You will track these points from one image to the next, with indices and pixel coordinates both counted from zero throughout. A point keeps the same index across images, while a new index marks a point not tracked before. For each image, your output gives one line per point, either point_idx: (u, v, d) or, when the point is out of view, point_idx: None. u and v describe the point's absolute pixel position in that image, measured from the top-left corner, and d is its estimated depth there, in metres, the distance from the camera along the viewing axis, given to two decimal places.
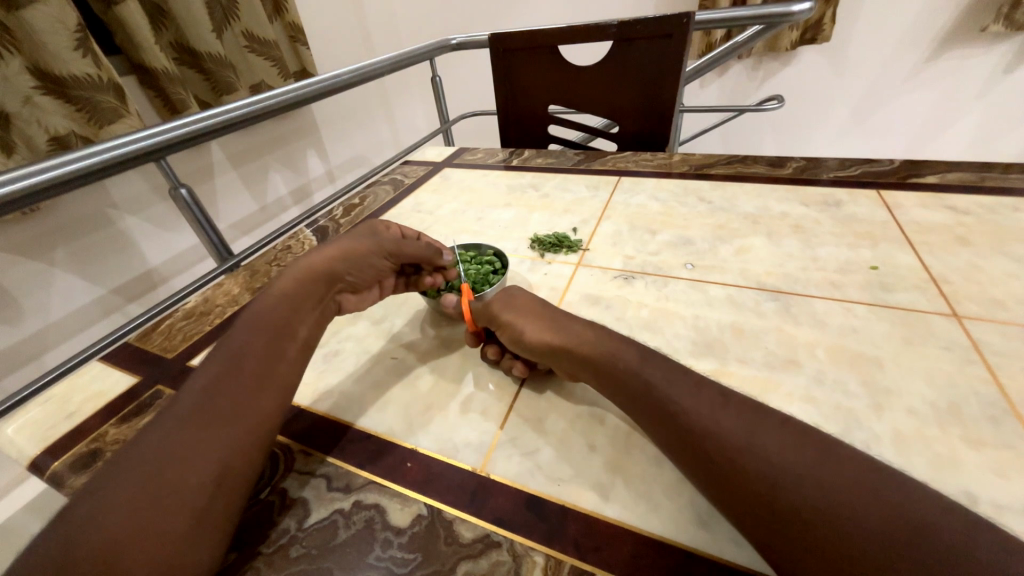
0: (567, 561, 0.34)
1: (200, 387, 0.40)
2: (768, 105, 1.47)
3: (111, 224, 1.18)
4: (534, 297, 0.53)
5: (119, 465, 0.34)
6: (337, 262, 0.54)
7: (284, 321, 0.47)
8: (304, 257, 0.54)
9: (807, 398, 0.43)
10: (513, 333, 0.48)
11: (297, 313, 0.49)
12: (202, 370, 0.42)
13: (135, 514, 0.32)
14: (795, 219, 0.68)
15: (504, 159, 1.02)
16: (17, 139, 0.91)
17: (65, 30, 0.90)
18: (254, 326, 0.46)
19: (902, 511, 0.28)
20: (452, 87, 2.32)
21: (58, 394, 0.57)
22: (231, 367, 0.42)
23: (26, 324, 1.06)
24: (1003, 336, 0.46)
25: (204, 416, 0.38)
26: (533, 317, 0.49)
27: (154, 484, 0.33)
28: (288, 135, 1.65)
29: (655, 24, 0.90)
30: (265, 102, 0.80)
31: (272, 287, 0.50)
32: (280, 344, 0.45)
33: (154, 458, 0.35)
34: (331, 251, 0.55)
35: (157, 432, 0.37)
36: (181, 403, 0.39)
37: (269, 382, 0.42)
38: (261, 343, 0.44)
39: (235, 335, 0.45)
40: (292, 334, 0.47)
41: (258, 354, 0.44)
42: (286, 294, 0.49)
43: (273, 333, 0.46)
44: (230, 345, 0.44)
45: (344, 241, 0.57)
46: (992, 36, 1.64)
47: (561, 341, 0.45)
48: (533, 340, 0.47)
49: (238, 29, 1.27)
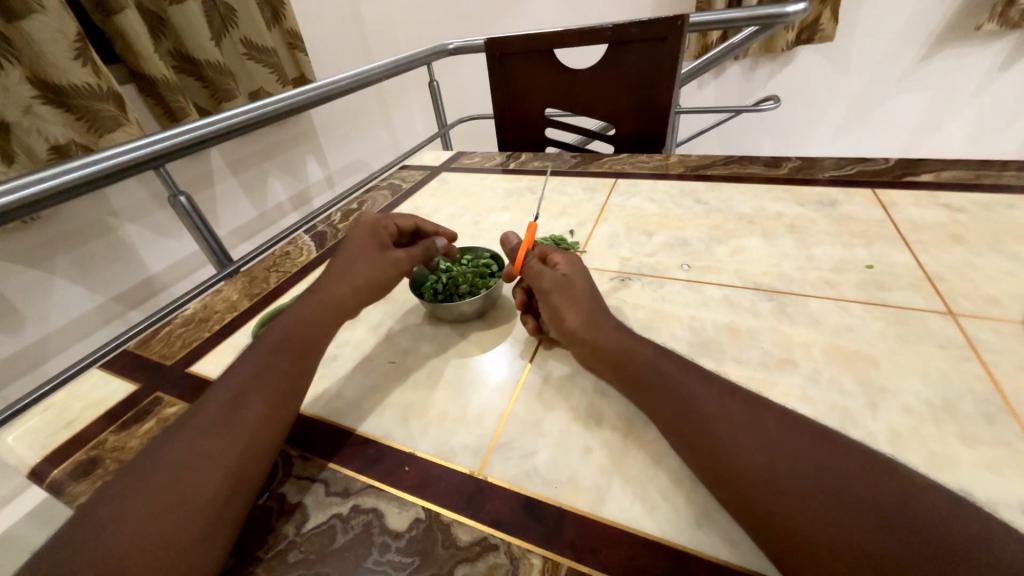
0: (565, 563, 0.34)
1: (222, 395, 0.41)
2: (767, 103, 1.48)
3: (111, 231, 1.18)
4: (591, 285, 0.52)
5: (141, 470, 0.36)
6: (362, 290, 0.54)
7: (307, 337, 0.48)
8: (320, 287, 0.54)
9: (802, 397, 0.43)
10: (554, 314, 0.50)
11: (318, 332, 0.49)
12: (225, 378, 0.43)
13: (153, 517, 0.32)
14: (791, 218, 0.69)
15: (502, 163, 1.03)
16: (17, 148, 0.92)
17: (64, 40, 0.90)
18: (278, 339, 0.47)
19: (892, 506, 0.28)
20: (451, 90, 2.33)
21: (57, 402, 0.57)
22: (252, 377, 0.43)
23: (27, 333, 1.06)
24: (997, 332, 0.46)
25: (225, 423, 0.39)
26: (581, 305, 0.49)
27: (172, 489, 0.34)
28: (287, 142, 1.66)
29: (650, 28, 0.90)
30: (266, 109, 0.80)
31: (297, 305, 0.51)
32: (301, 357, 0.46)
33: (174, 464, 0.36)
34: (350, 275, 0.55)
35: (180, 439, 0.38)
36: (202, 412, 0.40)
37: (284, 392, 0.43)
38: (283, 355, 0.46)
39: (260, 347, 0.46)
40: (311, 348, 0.48)
41: (277, 366, 0.44)
42: (307, 307, 0.51)
43: (295, 347, 0.47)
44: (254, 357, 0.45)
45: (363, 264, 0.56)
46: (986, 34, 1.64)
47: (591, 336, 0.47)
48: (570, 327, 0.48)
49: (236, 37, 1.28)
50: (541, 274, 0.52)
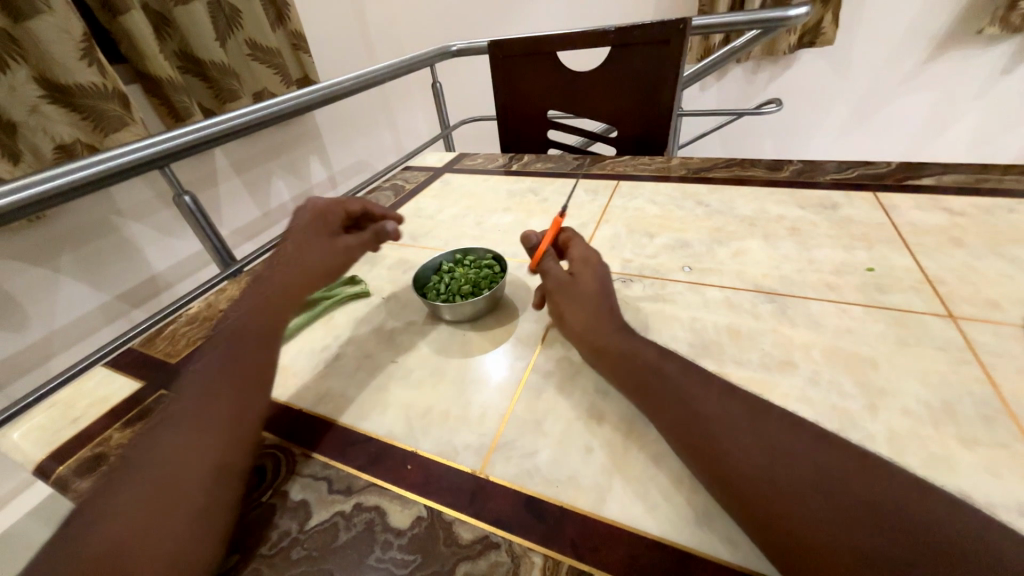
0: (565, 561, 0.35)
1: (192, 393, 0.41)
2: (770, 106, 1.48)
3: (115, 230, 1.19)
4: (598, 284, 0.51)
5: (122, 474, 0.35)
6: (312, 276, 0.54)
7: (268, 326, 0.48)
8: (264, 275, 0.54)
9: (802, 399, 0.43)
10: (557, 312, 0.51)
11: (278, 319, 0.49)
12: (192, 378, 0.43)
13: (141, 513, 0.33)
14: (792, 221, 0.69)
15: (504, 165, 1.03)
16: (23, 147, 0.93)
17: (70, 40, 0.91)
18: (241, 333, 0.47)
19: (889, 505, 0.29)
20: (454, 92, 2.34)
21: (62, 399, 0.57)
22: (220, 371, 0.43)
23: (32, 330, 1.07)
24: (997, 336, 0.46)
25: (200, 417, 0.39)
26: (585, 304, 0.49)
27: (156, 485, 0.34)
28: (291, 142, 1.67)
29: (653, 31, 0.91)
30: (270, 110, 0.81)
31: (252, 299, 0.51)
32: (266, 345, 0.47)
33: (155, 462, 0.36)
34: (302, 264, 0.54)
35: (157, 439, 0.38)
36: (175, 411, 0.40)
37: (259, 385, 0.44)
38: (248, 347, 0.46)
39: (222, 344, 0.46)
40: (275, 336, 0.48)
41: (245, 358, 0.45)
42: (265, 299, 0.51)
43: (258, 337, 0.47)
44: (219, 354, 0.45)
45: (311, 251, 0.56)
46: (988, 38, 1.64)
47: (591, 336, 0.47)
48: (571, 326, 0.49)
49: (241, 38, 1.28)
50: (548, 273, 0.53)
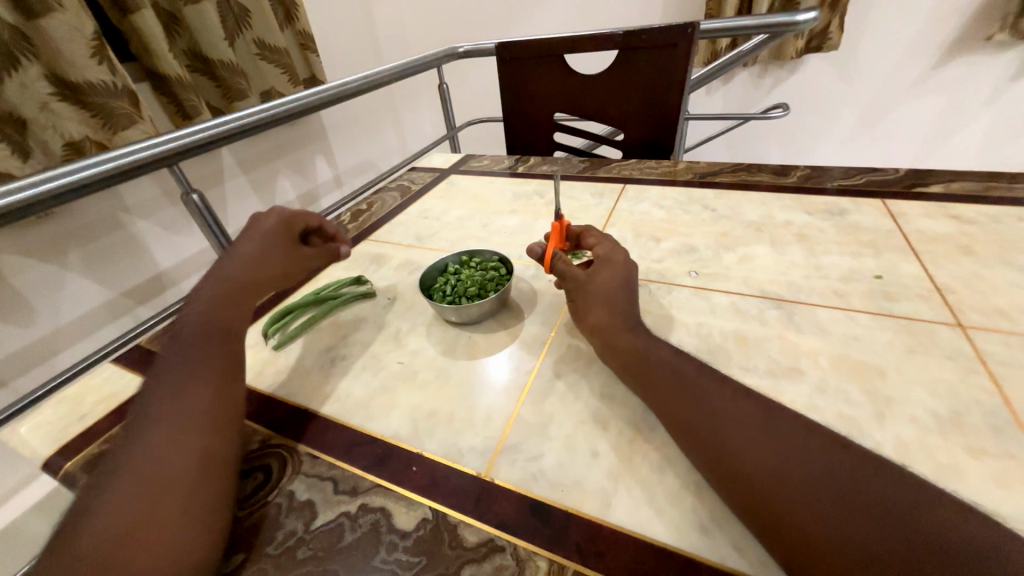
0: (570, 566, 0.35)
1: (159, 392, 0.41)
2: (776, 111, 1.48)
3: (122, 227, 1.20)
4: (618, 283, 0.51)
5: (105, 477, 0.35)
6: (262, 283, 0.55)
7: (225, 324, 0.49)
8: (214, 271, 0.53)
9: (808, 406, 0.43)
10: (577, 310, 0.51)
11: (232, 317, 0.50)
12: (154, 379, 0.43)
13: (137, 510, 0.33)
14: (799, 227, 0.69)
15: (510, 167, 1.03)
16: (33, 144, 0.94)
17: (81, 38, 0.92)
18: (201, 330, 0.47)
19: (895, 515, 0.29)
20: (460, 93, 2.35)
21: (69, 395, 0.58)
22: (186, 369, 0.43)
23: (38, 326, 1.08)
24: (1005, 345, 0.46)
25: (176, 414, 0.39)
26: (604, 304, 0.49)
27: (146, 482, 0.35)
28: (297, 141, 1.68)
29: (661, 34, 0.91)
30: (277, 109, 0.81)
31: (201, 297, 0.51)
32: (227, 342, 0.47)
33: (139, 461, 0.36)
34: (259, 267, 0.55)
35: (136, 439, 0.37)
36: (148, 410, 0.40)
37: (234, 382, 0.45)
38: (212, 344, 0.46)
39: (181, 342, 0.46)
40: (235, 334, 0.49)
41: (210, 354, 0.45)
42: (219, 297, 0.51)
43: (217, 334, 0.47)
44: (182, 352, 0.45)
45: (271, 257, 0.56)
46: (997, 45, 1.64)
47: (607, 335, 0.48)
48: (590, 325, 0.49)
49: (249, 37, 1.30)
50: (568, 272, 0.53)
